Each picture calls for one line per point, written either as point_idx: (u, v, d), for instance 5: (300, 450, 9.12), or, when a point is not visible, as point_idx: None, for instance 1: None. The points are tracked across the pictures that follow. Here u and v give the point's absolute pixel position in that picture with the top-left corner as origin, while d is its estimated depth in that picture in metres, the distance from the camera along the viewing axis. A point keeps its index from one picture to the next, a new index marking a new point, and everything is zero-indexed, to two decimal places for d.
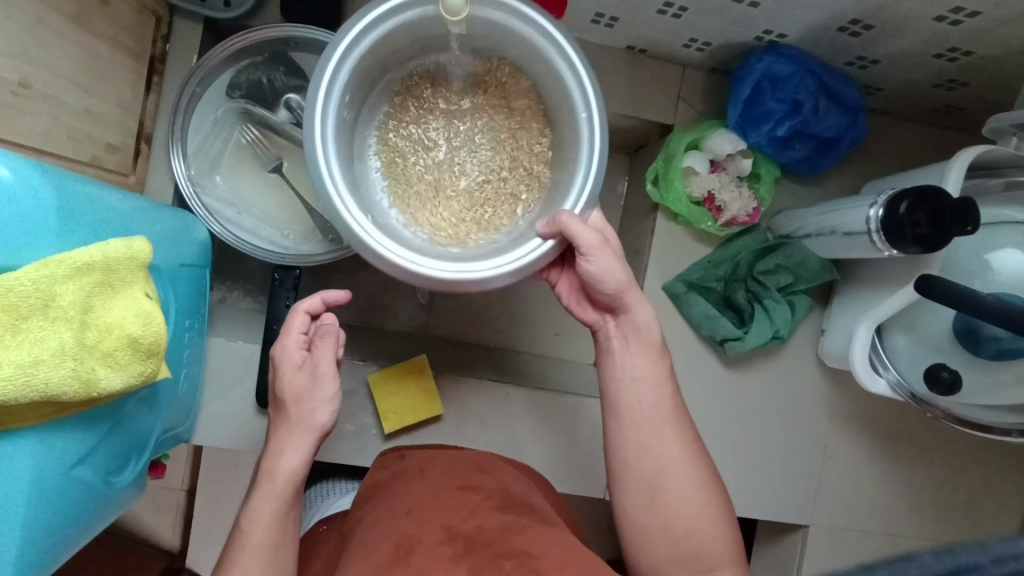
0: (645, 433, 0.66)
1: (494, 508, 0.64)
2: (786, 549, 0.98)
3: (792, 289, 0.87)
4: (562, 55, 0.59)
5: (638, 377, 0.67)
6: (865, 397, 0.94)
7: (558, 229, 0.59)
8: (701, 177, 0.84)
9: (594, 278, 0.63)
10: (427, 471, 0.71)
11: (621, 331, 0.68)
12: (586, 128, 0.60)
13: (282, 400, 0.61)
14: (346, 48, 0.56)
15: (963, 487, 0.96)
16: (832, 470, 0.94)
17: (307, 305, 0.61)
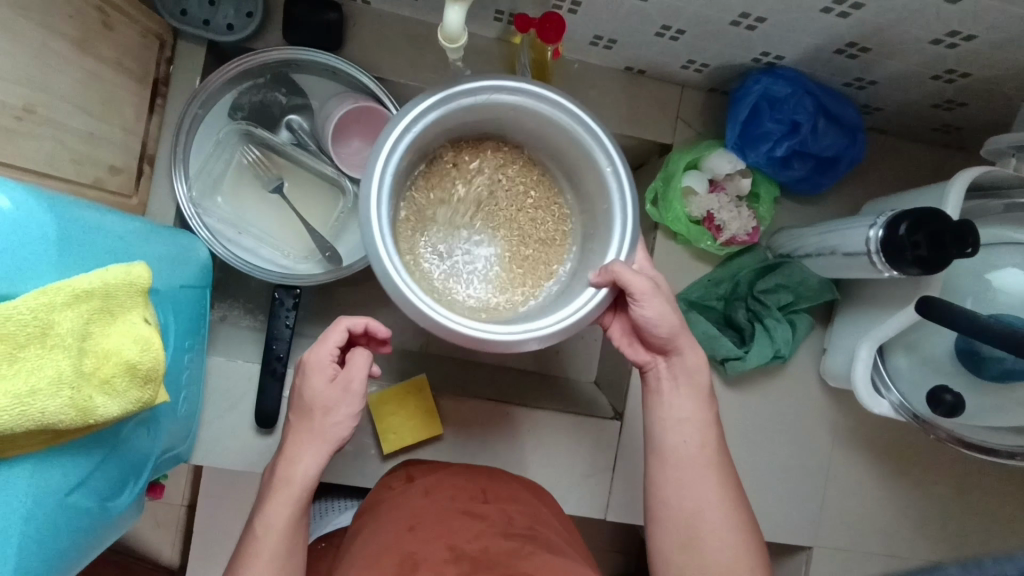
0: (689, 473, 0.65)
1: (501, 534, 0.64)
2: (789, 569, 0.97)
3: (793, 307, 0.86)
4: (583, 123, 0.63)
5: (687, 417, 0.67)
6: (867, 416, 0.93)
7: (609, 278, 0.62)
8: (700, 197, 0.84)
9: (648, 321, 0.64)
10: (433, 490, 0.70)
11: (672, 372, 0.68)
12: (614, 183, 0.64)
13: (304, 410, 0.61)
14: (395, 139, 0.59)
15: (968, 508, 0.95)
16: (835, 490, 0.93)
17: (349, 322, 0.62)
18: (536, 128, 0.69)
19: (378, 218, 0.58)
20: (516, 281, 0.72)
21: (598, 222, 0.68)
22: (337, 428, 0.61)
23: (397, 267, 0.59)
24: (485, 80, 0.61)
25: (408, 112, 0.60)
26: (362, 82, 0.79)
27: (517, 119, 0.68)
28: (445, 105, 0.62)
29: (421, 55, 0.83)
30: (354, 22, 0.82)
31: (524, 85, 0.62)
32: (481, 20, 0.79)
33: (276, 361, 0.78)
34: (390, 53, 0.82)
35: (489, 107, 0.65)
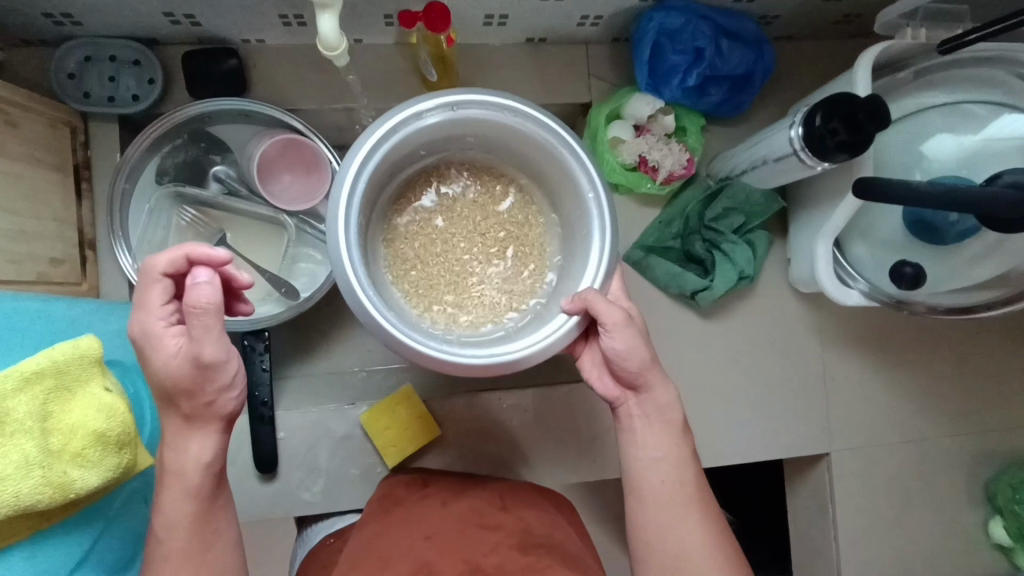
0: (668, 517, 0.64)
1: (516, 548, 0.63)
2: (814, 480, 0.98)
3: (747, 227, 0.88)
4: (567, 144, 0.65)
5: (661, 457, 0.65)
6: (847, 313, 0.94)
7: (582, 305, 0.63)
8: (629, 143, 0.85)
9: (619, 351, 0.64)
10: (450, 502, 0.72)
11: (644, 411, 0.66)
12: (595, 207, 0.65)
13: (160, 392, 0.52)
14: (369, 148, 0.62)
15: (968, 375, 0.97)
16: (836, 391, 0.94)
17: (161, 263, 0.50)
18: (517, 145, 0.71)
19: (348, 227, 0.60)
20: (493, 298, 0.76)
21: (581, 245, 0.70)
22: (222, 405, 0.53)
23: (364, 285, 0.60)
24: (467, 96, 0.63)
25: (381, 127, 0.62)
26: (274, 117, 0.80)
27: (499, 136, 0.71)
28: (421, 117, 0.64)
29: (326, 76, 0.84)
30: (255, 62, 0.83)
31: (506, 102, 0.64)
32: (374, 28, 0.81)
33: (262, 406, 0.79)
34: (297, 84, 0.84)
35: (476, 123, 0.68)
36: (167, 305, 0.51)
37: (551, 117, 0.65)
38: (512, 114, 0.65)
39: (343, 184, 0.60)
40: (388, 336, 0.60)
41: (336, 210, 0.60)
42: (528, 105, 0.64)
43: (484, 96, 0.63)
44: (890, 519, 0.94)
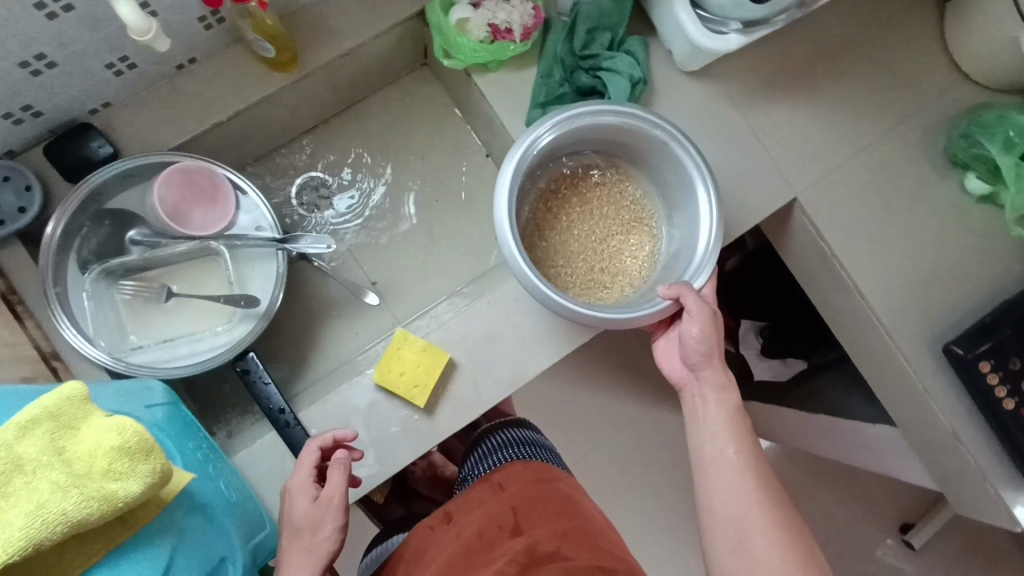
0: (728, 481, 0.77)
1: (518, 572, 0.74)
2: (799, 231, 1.01)
3: (618, 39, 0.91)
4: (682, 146, 0.84)
5: (721, 429, 0.80)
6: (746, 69, 0.97)
7: (675, 292, 0.79)
8: (473, 19, 0.86)
9: (696, 334, 0.80)
10: (463, 532, 0.85)
11: (700, 388, 0.83)
12: (708, 210, 0.84)
13: (294, 529, 0.72)
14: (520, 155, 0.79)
15: (877, 68, 1.00)
16: (774, 141, 0.97)
17: (319, 441, 0.75)
18: (636, 145, 0.90)
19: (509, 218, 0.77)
20: (617, 281, 0.93)
21: (689, 236, 0.88)
22: (327, 543, 0.71)
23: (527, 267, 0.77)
24: (598, 106, 0.82)
25: (531, 133, 0.80)
26: (156, 160, 0.82)
27: (623, 139, 0.90)
28: (565, 121, 0.82)
29: (181, 104, 0.85)
30: (110, 125, 0.84)
31: (629, 111, 0.83)
32: (197, 36, 0.82)
33: (283, 414, 0.83)
34: (158, 123, 0.84)
35: (604, 128, 0.86)
36: (312, 475, 0.74)
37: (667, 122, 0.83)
38: (636, 118, 0.83)
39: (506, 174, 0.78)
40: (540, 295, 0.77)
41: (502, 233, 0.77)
42: (656, 116, 0.83)
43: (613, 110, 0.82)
44: (878, 223, 0.98)
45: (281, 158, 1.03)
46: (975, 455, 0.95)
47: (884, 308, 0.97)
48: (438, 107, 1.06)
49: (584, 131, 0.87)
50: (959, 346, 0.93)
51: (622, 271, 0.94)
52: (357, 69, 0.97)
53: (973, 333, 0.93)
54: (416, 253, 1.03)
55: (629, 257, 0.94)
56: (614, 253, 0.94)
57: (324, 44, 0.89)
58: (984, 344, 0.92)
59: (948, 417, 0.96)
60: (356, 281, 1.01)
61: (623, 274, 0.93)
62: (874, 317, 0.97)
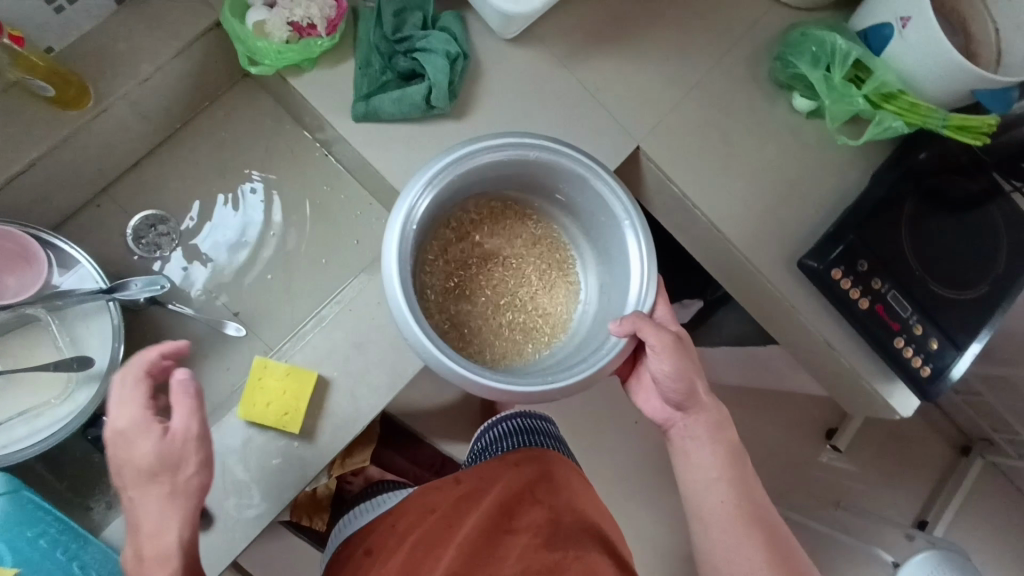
0: (729, 537, 0.81)
1: (541, 547, 0.89)
2: (652, 178, 1.03)
3: (430, 18, 0.89)
4: (595, 175, 0.82)
5: (716, 478, 0.84)
6: (565, 28, 0.97)
7: (629, 329, 0.79)
8: (271, 20, 0.82)
9: (668, 370, 0.81)
10: (481, 502, 0.95)
11: (688, 431, 0.86)
12: (633, 233, 0.83)
13: (136, 476, 0.67)
14: (408, 213, 0.77)
15: (690, 6, 1.02)
16: (607, 95, 0.98)
17: (140, 365, 0.69)
18: (544, 177, 0.88)
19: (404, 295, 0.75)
20: (544, 328, 0.94)
21: (620, 266, 0.88)
22: (188, 481, 0.69)
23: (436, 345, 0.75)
24: (496, 140, 0.80)
25: (415, 189, 0.78)
26: None
27: (531, 172, 0.88)
28: (455, 166, 0.80)
29: None
30: None
31: (530, 140, 0.81)
32: None
33: None
34: None
35: (507, 164, 0.84)
36: (146, 411, 0.68)
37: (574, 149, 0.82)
38: (540, 149, 0.82)
39: (395, 237, 0.76)
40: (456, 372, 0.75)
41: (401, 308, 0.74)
42: (561, 146, 0.82)
43: (517, 140, 0.80)
44: (722, 155, 1.01)
45: (107, 202, 0.96)
46: (848, 357, 1.00)
47: (742, 236, 1.00)
48: (270, 119, 1.01)
49: (485, 173, 0.85)
50: (812, 259, 0.98)
51: (547, 315, 0.94)
52: (164, 92, 0.90)
53: (821, 244, 0.98)
54: (277, 274, 0.99)
55: (552, 302, 0.95)
56: (536, 299, 0.95)
57: (117, 71, 0.83)
58: (831, 253, 0.97)
59: (818, 327, 1.00)
60: (215, 315, 0.95)
61: (548, 318, 0.94)
62: (735, 247, 1.00)
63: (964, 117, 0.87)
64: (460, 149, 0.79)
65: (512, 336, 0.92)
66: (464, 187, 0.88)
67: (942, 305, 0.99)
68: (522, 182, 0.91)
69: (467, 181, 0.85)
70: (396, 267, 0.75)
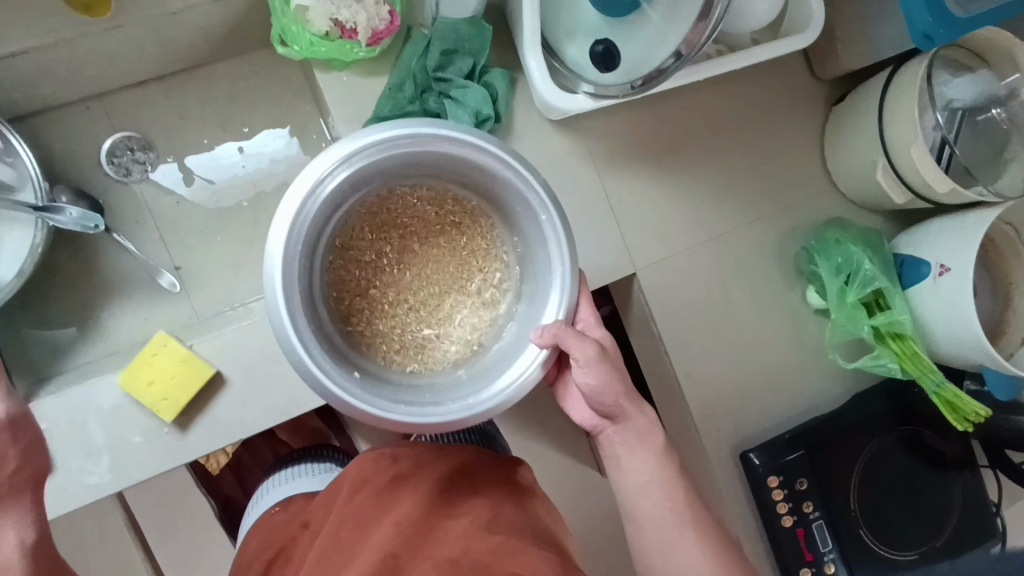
0: (668, 538, 0.72)
1: (485, 529, 0.69)
2: (636, 305, 0.98)
3: (480, 68, 0.84)
4: (509, 165, 0.67)
5: (648, 479, 0.74)
6: (610, 127, 0.93)
7: (551, 337, 0.67)
8: (316, 8, 0.78)
9: (592, 383, 0.70)
10: (413, 476, 0.76)
11: (620, 436, 0.75)
12: (552, 229, 0.68)
13: None
14: (297, 212, 0.63)
15: (742, 155, 0.97)
16: (625, 209, 0.93)
17: None
18: (461, 167, 0.72)
19: (288, 312, 0.62)
20: (462, 337, 0.77)
21: (539, 271, 0.73)
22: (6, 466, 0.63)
23: (315, 361, 0.63)
24: (399, 131, 0.64)
25: (303, 188, 0.63)
26: None
27: (442, 162, 0.71)
28: (354, 155, 0.65)
29: None
30: None
31: (439, 127, 0.64)
32: None
33: None
34: None
35: (425, 153, 0.68)
36: None
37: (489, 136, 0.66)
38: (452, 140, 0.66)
39: (280, 242, 0.62)
40: (339, 400, 0.63)
41: (275, 309, 0.62)
42: (474, 132, 0.66)
43: (423, 128, 0.64)
44: (713, 315, 0.95)
45: (97, 106, 0.92)
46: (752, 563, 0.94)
47: (700, 402, 0.95)
48: (292, 90, 0.97)
49: (397, 161, 0.69)
50: (757, 456, 0.92)
51: (467, 321, 0.78)
52: (193, 31, 0.85)
53: (773, 447, 0.92)
54: (233, 244, 0.94)
55: (473, 304, 0.78)
56: (458, 302, 0.78)
57: None
58: (779, 459, 0.92)
59: (735, 522, 0.94)
60: (156, 263, 0.91)
61: (469, 325, 0.78)
62: (688, 408, 0.95)
63: (957, 394, 0.82)
64: (357, 138, 0.64)
65: (419, 344, 0.77)
66: (377, 176, 0.72)
67: (868, 556, 0.92)
68: (434, 170, 0.74)
69: (375, 171, 0.70)
70: (279, 289, 0.62)
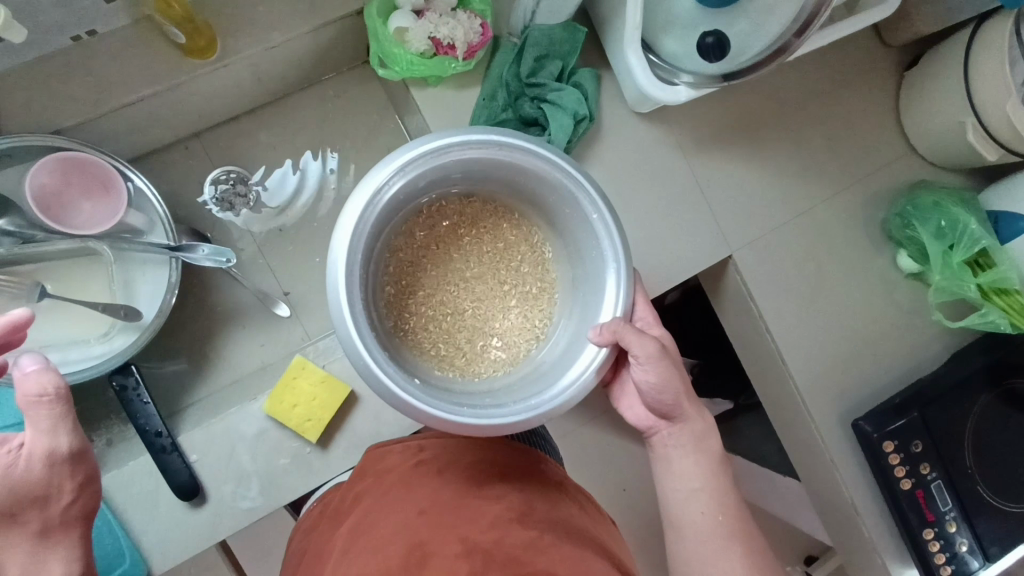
0: (708, 545, 0.75)
1: (517, 521, 0.67)
2: (731, 286, 1.00)
3: (569, 70, 0.86)
4: (559, 167, 0.68)
5: (697, 488, 0.77)
6: (694, 114, 0.94)
7: (611, 334, 0.68)
8: (414, 29, 0.80)
9: (651, 381, 0.73)
10: (447, 469, 0.74)
11: (671, 439, 0.78)
12: (604, 227, 0.69)
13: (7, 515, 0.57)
14: (359, 216, 0.64)
15: (822, 129, 0.98)
16: (715, 193, 0.95)
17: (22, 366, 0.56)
18: (509, 172, 0.73)
19: (352, 319, 0.63)
20: (516, 342, 0.79)
21: (592, 274, 0.74)
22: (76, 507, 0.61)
23: (382, 367, 0.63)
24: (454, 136, 0.65)
25: (364, 190, 0.64)
26: (47, 144, 0.74)
27: (489, 167, 0.73)
28: (410, 163, 0.66)
29: (72, 86, 0.75)
30: None
31: (492, 132, 0.66)
32: (93, 10, 0.73)
33: (160, 437, 0.78)
34: (47, 104, 0.74)
35: (473, 158, 0.70)
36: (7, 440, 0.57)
37: (536, 139, 0.67)
38: (504, 144, 0.67)
39: (343, 245, 0.63)
40: (406, 405, 0.63)
41: (341, 318, 0.62)
42: (525, 135, 0.67)
43: (475, 133, 0.66)
44: (809, 289, 0.97)
45: (196, 146, 0.95)
46: (871, 528, 0.96)
47: (806, 376, 0.96)
48: (377, 111, 0.99)
49: (447, 168, 0.71)
50: (868, 424, 0.93)
51: (519, 327, 0.80)
52: (287, 62, 0.88)
53: (882, 412, 0.93)
54: None
55: (525, 312, 0.80)
56: (507, 309, 0.80)
57: (248, 31, 0.80)
58: (890, 424, 0.92)
59: (850, 489, 0.96)
60: (268, 290, 0.94)
61: (521, 332, 0.80)
62: (793, 383, 0.96)
63: None
64: (415, 142, 0.65)
65: (472, 352, 0.78)
66: (427, 183, 0.74)
67: (985, 512, 0.93)
68: (481, 176, 0.76)
69: (425, 179, 0.72)
70: (343, 294, 0.62)
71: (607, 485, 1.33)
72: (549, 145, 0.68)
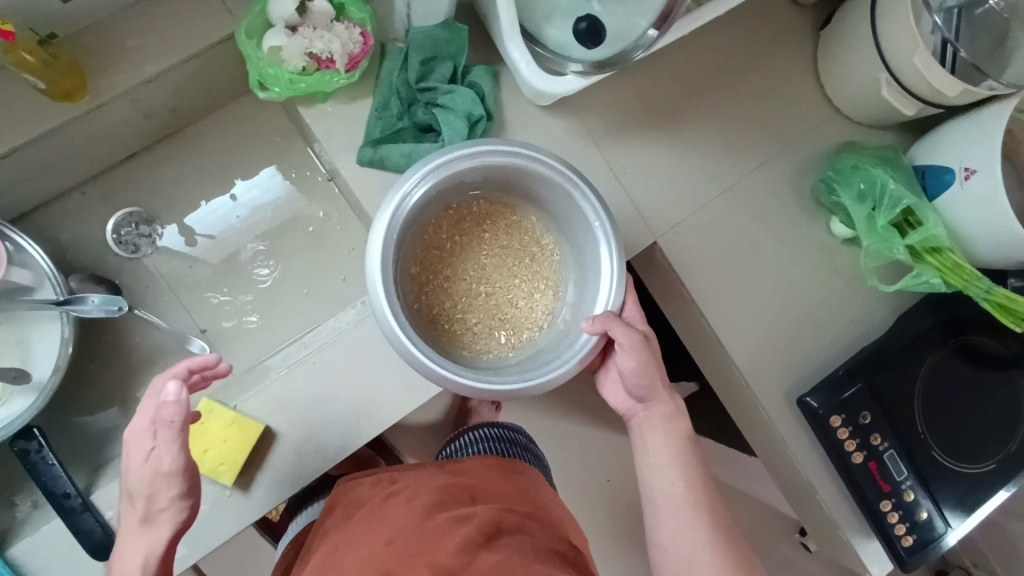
0: (679, 520, 0.72)
1: (484, 542, 0.63)
2: (662, 272, 0.97)
3: (461, 70, 0.83)
4: (569, 179, 0.72)
5: (668, 464, 0.75)
6: (603, 101, 0.91)
7: (602, 325, 0.70)
8: (288, 46, 0.77)
9: (630, 366, 0.73)
10: (415, 496, 0.71)
11: (644, 422, 0.76)
12: (604, 234, 0.73)
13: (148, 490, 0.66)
14: (394, 207, 0.68)
15: (739, 101, 0.95)
16: (632, 179, 0.91)
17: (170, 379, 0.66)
18: (527, 182, 0.77)
19: (386, 295, 0.66)
20: (523, 332, 0.82)
21: (591, 273, 0.77)
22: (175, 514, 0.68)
23: (412, 340, 0.66)
24: (479, 146, 0.70)
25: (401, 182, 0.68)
26: None
27: (508, 175, 0.77)
28: (444, 165, 0.70)
29: None
30: None
31: (512, 145, 0.70)
32: None
33: (69, 498, 0.76)
34: None
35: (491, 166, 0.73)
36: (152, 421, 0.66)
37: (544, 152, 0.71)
38: (519, 155, 0.71)
39: (379, 230, 0.67)
40: (432, 373, 0.66)
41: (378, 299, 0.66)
42: (541, 151, 0.71)
43: (496, 145, 0.70)
44: (741, 267, 0.94)
45: (94, 190, 0.92)
46: (831, 505, 0.93)
47: (746, 356, 0.93)
48: (279, 132, 0.96)
49: (468, 174, 0.74)
50: (815, 399, 0.90)
51: (526, 320, 0.82)
52: (171, 95, 0.85)
53: (832, 385, 0.90)
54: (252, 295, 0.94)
55: (532, 304, 0.83)
56: (520, 302, 0.83)
57: (118, 69, 0.77)
58: (840, 396, 0.90)
59: (805, 466, 0.93)
60: (183, 330, 0.91)
61: (528, 324, 0.82)
62: (734, 365, 0.94)
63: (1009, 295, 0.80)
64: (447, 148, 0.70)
65: (485, 339, 0.81)
66: (452, 186, 0.77)
67: (940, 477, 0.91)
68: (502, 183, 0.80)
69: (452, 183, 0.75)
70: (379, 272, 0.66)
71: (574, 481, 1.30)
72: (559, 159, 0.72)
